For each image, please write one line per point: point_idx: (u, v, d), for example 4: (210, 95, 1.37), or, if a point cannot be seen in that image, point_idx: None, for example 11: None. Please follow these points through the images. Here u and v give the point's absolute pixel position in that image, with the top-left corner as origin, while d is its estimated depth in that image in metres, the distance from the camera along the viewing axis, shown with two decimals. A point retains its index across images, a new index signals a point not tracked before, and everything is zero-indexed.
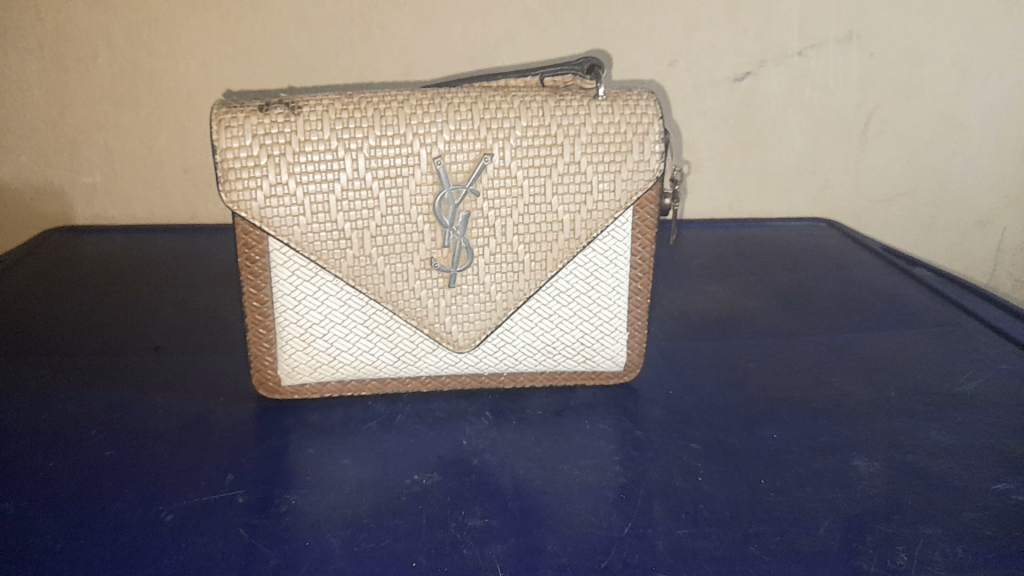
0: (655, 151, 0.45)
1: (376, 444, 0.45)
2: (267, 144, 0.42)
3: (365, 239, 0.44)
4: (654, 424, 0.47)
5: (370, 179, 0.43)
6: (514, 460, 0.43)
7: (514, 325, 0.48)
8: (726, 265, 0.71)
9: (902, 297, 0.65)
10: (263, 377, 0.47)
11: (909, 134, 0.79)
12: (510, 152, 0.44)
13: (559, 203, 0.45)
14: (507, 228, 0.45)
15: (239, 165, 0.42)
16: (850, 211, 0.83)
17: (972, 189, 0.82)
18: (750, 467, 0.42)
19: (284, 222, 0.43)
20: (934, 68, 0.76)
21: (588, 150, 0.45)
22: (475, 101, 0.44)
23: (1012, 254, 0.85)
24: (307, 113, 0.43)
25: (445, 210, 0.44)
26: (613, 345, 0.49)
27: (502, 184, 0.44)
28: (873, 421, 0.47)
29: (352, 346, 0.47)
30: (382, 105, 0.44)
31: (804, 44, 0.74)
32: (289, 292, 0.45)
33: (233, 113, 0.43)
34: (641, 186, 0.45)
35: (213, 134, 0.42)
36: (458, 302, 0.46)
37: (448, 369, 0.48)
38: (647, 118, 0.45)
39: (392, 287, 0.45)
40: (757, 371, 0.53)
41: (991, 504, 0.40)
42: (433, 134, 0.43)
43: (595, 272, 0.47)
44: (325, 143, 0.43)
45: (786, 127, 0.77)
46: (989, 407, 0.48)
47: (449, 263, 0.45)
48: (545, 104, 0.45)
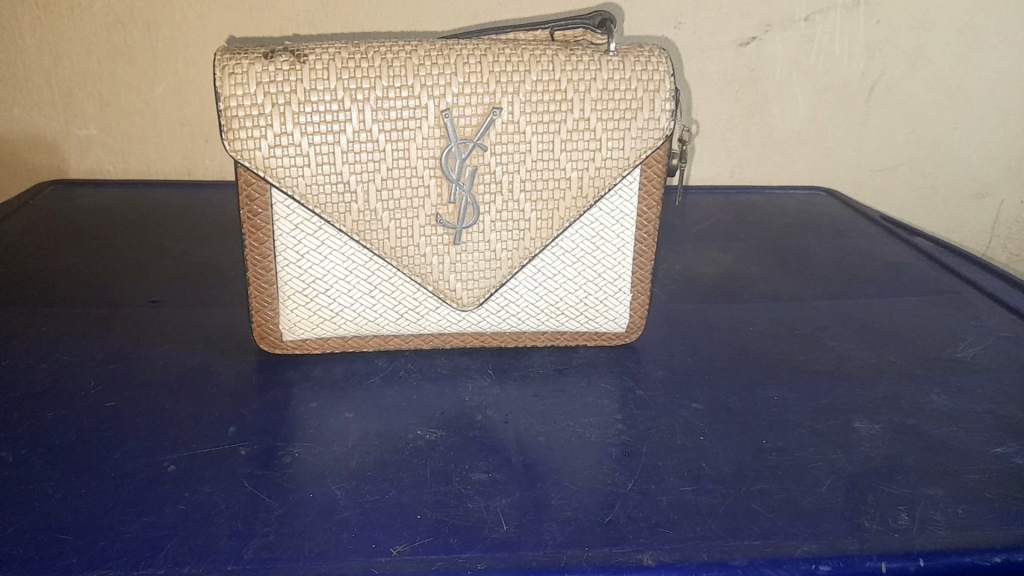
0: (666, 109, 0.44)
1: (378, 398, 0.44)
2: (272, 93, 0.42)
3: (370, 193, 0.44)
4: (655, 385, 0.47)
5: (377, 131, 0.43)
6: (516, 416, 0.43)
7: (518, 283, 0.47)
8: (728, 231, 0.71)
9: (903, 264, 0.65)
10: (264, 332, 0.47)
11: (913, 103, 0.78)
12: (519, 107, 0.43)
13: (568, 160, 0.45)
14: (514, 185, 0.45)
15: (243, 113, 0.41)
16: (851, 180, 0.83)
17: (974, 159, 0.82)
18: (753, 428, 0.43)
19: (288, 175, 0.42)
20: (940, 36, 0.75)
21: (597, 106, 0.44)
22: (485, 53, 0.44)
23: (1009, 225, 0.86)
24: (313, 61, 0.42)
25: (452, 164, 0.44)
26: (617, 306, 0.49)
27: (509, 140, 0.44)
28: (873, 383, 0.47)
29: (355, 304, 0.46)
30: (390, 55, 0.43)
31: (811, 9, 0.73)
32: (292, 247, 0.45)
33: (237, 60, 0.42)
34: (650, 144, 0.45)
35: (216, 81, 0.42)
36: (464, 260, 0.46)
37: (452, 327, 0.48)
38: (658, 75, 0.45)
39: (397, 243, 0.45)
40: (760, 334, 0.53)
41: (991, 465, 0.40)
42: (441, 87, 0.43)
43: (601, 232, 0.47)
44: (331, 93, 0.42)
45: (790, 94, 0.77)
46: (989, 373, 0.49)
47: (455, 219, 0.45)
48: (556, 58, 0.44)
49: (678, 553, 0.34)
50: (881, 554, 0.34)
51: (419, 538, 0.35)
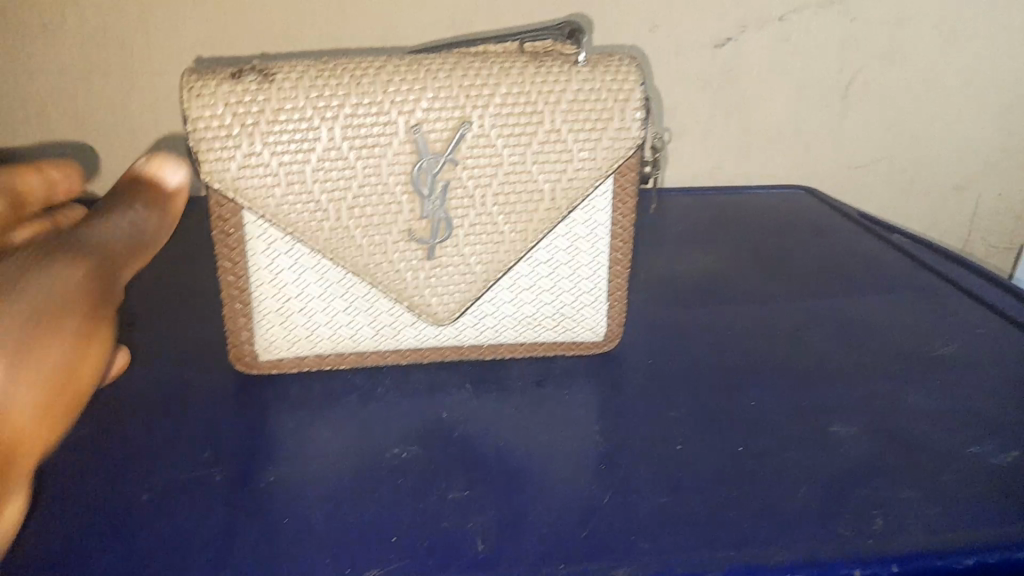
0: (637, 119, 0.44)
1: (356, 417, 0.44)
2: (239, 113, 0.41)
3: (342, 211, 0.43)
4: (633, 393, 0.47)
5: (347, 149, 0.42)
6: (494, 431, 0.43)
7: (494, 296, 0.48)
8: (708, 231, 0.71)
9: (880, 260, 0.65)
10: (240, 352, 0.47)
11: (891, 98, 0.79)
12: (490, 120, 0.43)
13: (540, 172, 0.45)
14: (487, 199, 0.45)
15: (211, 135, 0.41)
16: (831, 177, 0.83)
17: (951, 152, 0.82)
18: (731, 434, 0.43)
19: (258, 195, 0.42)
20: (914, 32, 0.75)
21: (568, 118, 0.44)
22: (454, 67, 0.43)
23: (988, 216, 0.86)
24: (281, 81, 0.42)
25: (423, 180, 0.43)
26: (594, 316, 0.49)
27: (481, 154, 0.44)
28: (852, 384, 0.47)
29: (330, 321, 0.46)
30: (359, 71, 0.43)
31: (785, 9, 0.73)
32: (266, 266, 0.45)
33: (203, 79, 0.42)
34: (622, 154, 0.45)
35: (183, 102, 0.41)
36: (438, 274, 0.46)
37: (429, 342, 0.48)
38: (629, 84, 0.44)
39: (370, 259, 0.45)
40: (738, 336, 0.53)
41: (968, 464, 0.40)
42: (410, 102, 0.42)
43: (575, 242, 0.47)
44: (298, 112, 0.42)
45: (767, 92, 0.77)
46: (965, 370, 0.49)
47: (428, 234, 0.45)
48: (525, 69, 0.44)
49: (654, 566, 0.34)
50: (856, 560, 0.34)
51: (395, 560, 0.34)
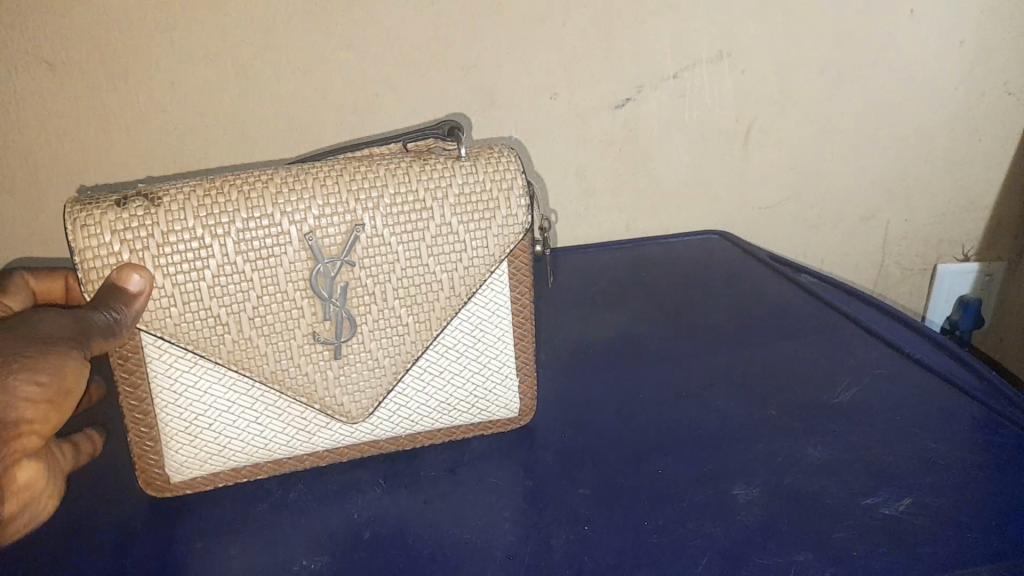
0: (522, 205, 0.47)
1: (266, 527, 0.44)
2: (128, 239, 0.42)
3: (243, 322, 0.44)
4: (544, 472, 0.48)
5: (241, 262, 0.43)
6: (404, 529, 0.43)
7: (406, 387, 0.48)
8: (623, 288, 0.73)
9: (787, 305, 0.68)
10: (150, 477, 0.46)
11: (789, 140, 0.81)
12: (382, 220, 0.44)
13: (436, 263, 0.46)
14: (387, 295, 0.46)
15: (101, 263, 0.41)
16: (742, 220, 0.85)
17: (854, 186, 0.85)
18: (635, 509, 0.43)
19: (157, 316, 0.43)
20: (805, 77, 0.77)
21: (457, 210, 0.46)
22: (340, 173, 0.45)
23: (898, 245, 0.89)
24: (168, 203, 0.43)
25: (321, 283, 0.44)
26: (507, 394, 0.50)
27: (376, 253, 0.45)
28: (755, 442, 0.49)
29: (242, 433, 0.46)
30: (246, 186, 0.44)
31: (679, 66, 0.74)
32: (168, 385, 0.44)
33: (88, 210, 0.42)
34: (513, 239, 0.47)
35: (69, 234, 0.42)
36: (346, 372, 0.46)
37: (345, 440, 0.48)
38: (511, 174, 0.47)
39: (276, 366, 0.45)
40: (647, 400, 0.54)
41: (861, 520, 0.42)
42: (301, 211, 0.43)
43: (480, 326, 0.48)
44: (189, 232, 0.42)
45: (671, 146, 0.78)
46: (863, 419, 0.51)
47: (333, 334, 0.45)
48: (409, 169, 0.45)
49: None
50: None
51: None
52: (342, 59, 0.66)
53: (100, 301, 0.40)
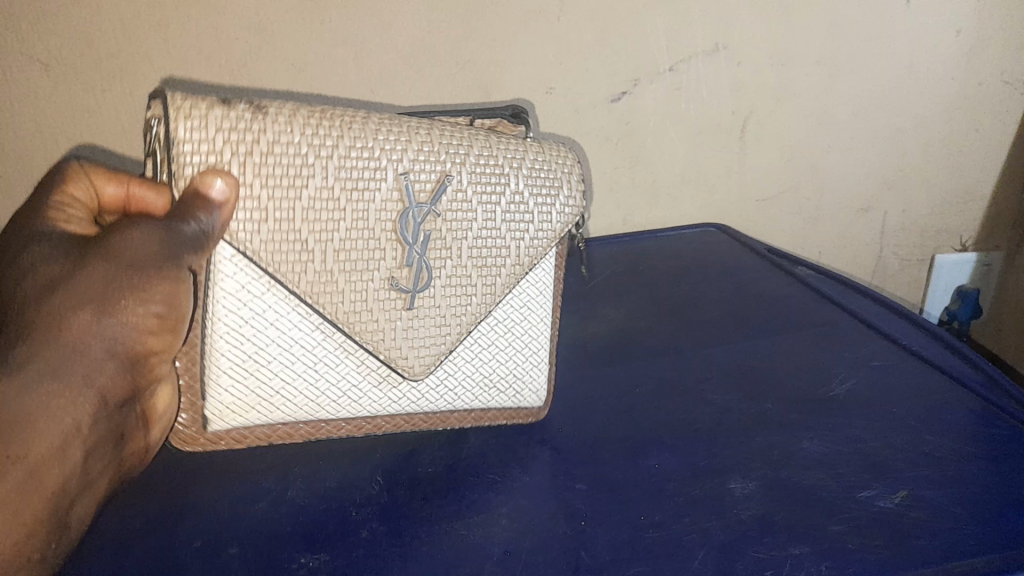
0: (580, 190, 0.51)
1: (268, 522, 0.44)
2: (231, 140, 0.41)
3: (328, 254, 0.44)
4: (542, 468, 0.48)
5: (338, 189, 0.44)
6: (402, 526, 0.43)
7: (458, 356, 0.50)
8: (621, 283, 0.73)
9: (785, 299, 0.68)
10: (186, 419, 0.45)
11: (786, 133, 0.81)
12: (466, 176, 0.47)
13: (506, 228, 0.49)
14: (461, 254, 0.48)
15: (194, 156, 0.40)
16: (740, 212, 0.85)
17: (851, 179, 0.85)
18: (632, 504, 0.44)
19: (248, 235, 0.42)
20: (801, 70, 0.77)
21: (528, 183, 0.49)
22: (430, 128, 0.47)
23: (896, 235, 0.89)
24: (275, 114, 0.43)
25: (409, 226, 0.46)
26: (536, 380, 0.53)
27: (457, 208, 0.47)
28: (752, 436, 0.49)
29: (297, 382, 0.46)
30: (349, 119, 0.45)
31: (674, 60, 0.74)
32: (234, 320, 0.44)
33: (192, 101, 0.41)
34: (570, 221, 0.51)
35: (168, 120, 0.40)
36: (416, 327, 0.48)
37: (388, 408, 0.49)
38: (570, 163, 0.52)
39: (351, 308, 0.45)
40: (644, 395, 0.54)
41: (857, 513, 0.42)
42: (399, 154, 0.45)
43: (528, 305, 0.52)
44: (293, 147, 0.42)
45: (667, 140, 0.78)
46: (860, 411, 0.51)
47: (410, 282, 0.47)
48: (488, 140, 0.49)
49: None
50: None
51: None
52: (337, 52, 0.65)
53: (183, 210, 0.39)
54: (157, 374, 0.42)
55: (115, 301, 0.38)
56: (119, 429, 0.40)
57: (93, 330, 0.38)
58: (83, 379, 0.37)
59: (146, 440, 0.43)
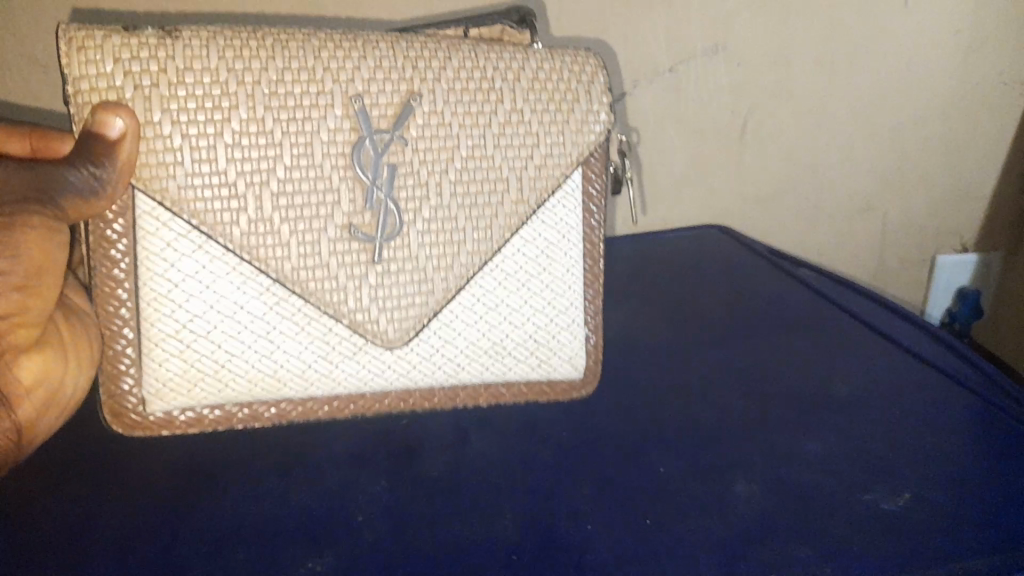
0: (603, 103, 0.52)
1: (272, 523, 0.44)
2: (135, 73, 0.43)
3: (266, 196, 0.45)
4: (544, 470, 0.48)
5: (274, 123, 0.45)
6: (404, 529, 0.43)
7: (455, 321, 0.51)
8: (622, 286, 0.73)
9: (787, 301, 0.68)
10: (120, 404, 0.47)
11: (786, 134, 0.80)
12: (440, 99, 0.48)
13: (505, 160, 0.50)
14: (441, 194, 0.49)
15: (98, 96, 0.42)
16: (741, 214, 0.85)
17: (852, 181, 0.85)
18: (634, 505, 0.44)
19: (191, 197, 0.44)
20: (800, 70, 0.77)
21: (527, 98, 0.50)
22: (390, 40, 0.48)
23: (897, 236, 0.89)
24: (187, 39, 0.44)
25: (367, 163, 0.47)
26: (570, 346, 0.54)
27: (431, 134, 0.48)
28: (754, 438, 0.49)
29: (249, 354, 0.48)
30: (286, 37, 0.46)
31: (673, 60, 0.74)
32: (173, 287, 0.46)
33: (87, 31, 0.43)
34: (591, 143, 0.51)
35: (63, 59, 0.42)
36: (387, 291, 0.48)
37: (376, 381, 0.51)
38: (590, 67, 0.52)
39: (299, 265, 0.47)
40: (646, 397, 0.54)
41: (859, 514, 0.42)
42: (348, 73, 0.46)
43: (546, 255, 0.52)
44: (210, 73, 0.44)
45: (667, 142, 0.78)
46: (862, 412, 0.51)
47: (373, 230, 0.47)
48: (475, 49, 0.50)
49: None
50: None
51: None
52: None
53: (84, 156, 0.41)
54: (11, 343, 0.39)
55: None
56: None
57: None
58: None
59: (14, 419, 0.40)
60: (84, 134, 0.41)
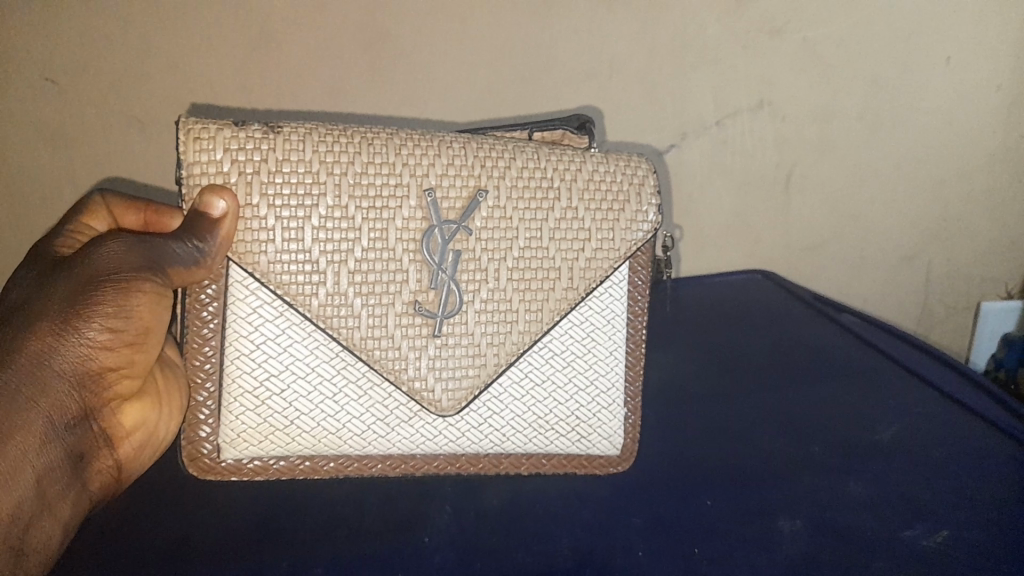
0: (652, 203, 0.55)
1: (351, 538, 0.47)
2: (239, 160, 0.47)
3: (341, 275, 0.49)
4: (599, 505, 0.51)
5: (353, 209, 0.49)
6: (470, 553, 0.46)
7: (504, 391, 0.53)
8: (669, 329, 0.76)
9: (830, 347, 0.71)
10: (196, 451, 0.50)
11: (830, 182, 0.83)
12: (504, 194, 0.52)
13: (558, 248, 0.53)
14: (500, 276, 0.52)
15: (205, 180, 0.47)
16: (786, 259, 0.88)
17: (894, 231, 0.87)
18: (685, 539, 0.47)
19: (277, 270, 0.48)
20: (843, 123, 0.80)
21: (583, 195, 0.53)
22: (467, 143, 0.52)
23: (940, 284, 0.91)
24: (287, 134, 0.48)
25: (435, 248, 0.50)
26: (609, 426, 0.55)
27: (493, 222, 0.52)
28: (798, 478, 0.52)
29: (314, 413, 0.50)
30: (372, 137, 0.50)
31: (721, 115, 0.78)
32: (249, 349, 0.49)
33: (203, 125, 0.47)
34: (637, 240, 0.54)
35: (181, 145, 0.47)
36: (444, 360, 0.51)
37: (426, 444, 0.52)
38: (642, 172, 0.55)
39: (367, 334, 0.50)
40: (693, 436, 0.57)
41: (900, 552, 0.44)
42: (424, 169, 0.50)
43: (593, 333, 0.55)
44: (305, 164, 0.48)
45: (712, 192, 0.82)
46: (903, 455, 0.53)
47: (435, 307, 0.51)
48: (539, 149, 0.54)
49: None
50: None
51: None
52: (404, 115, 0.71)
53: (188, 229, 0.45)
54: (119, 392, 0.45)
55: (81, 321, 0.41)
56: (79, 450, 0.43)
57: (48, 350, 0.41)
58: (37, 395, 0.40)
59: (116, 457, 0.46)
60: (188, 214, 0.46)
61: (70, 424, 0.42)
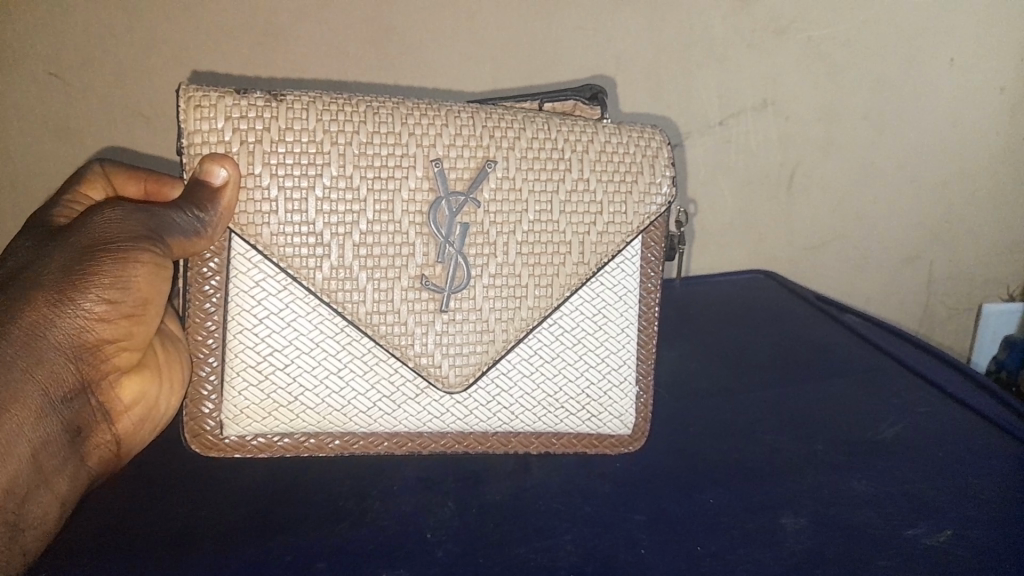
0: (665, 176, 0.54)
1: (353, 532, 0.47)
2: (240, 128, 0.47)
3: (347, 247, 0.49)
4: (602, 500, 0.51)
5: (358, 180, 0.49)
6: (474, 547, 0.46)
7: (512, 369, 0.54)
8: (673, 327, 0.76)
9: (833, 345, 0.71)
10: (199, 428, 0.50)
11: (833, 181, 0.83)
12: (512, 164, 0.52)
13: (568, 224, 0.53)
14: (509, 251, 0.52)
15: (207, 149, 0.47)
16: (789, 259, 0.88)
17: (897, 231, 0.87)
18: (689, 535, 0.47)
19: (282, 243, 0.48)
20: (847, 124, 0.80)
21: (595, 167, 0.53)
22: (475, 113, 0.52)
23: (943, 285, 0.91)
24: (290, 102, 0.48)
25: (442, 220, 0.50)
26: (620, 405, 0.56)
27: (499, 194, 0.52)
28: (801, 477, 0.51)
29: (320, 389, 0.51)
30: (378, 107, 0.50)
31: (724, 115, 0.78)
32: (252, 324, 0.49)
33: (204, 92, 0.47)
34: (650, 214, 0.54)
35: (181, 113, 0.47)
36: (450, 337, 0.51)
37: (433, 421, 0.53)
38: (655, 143, 0.55)
39: (372, 309, 0.50)
40: (696, 434, 0.57)
41: (904, 549, 0.44)
42: (431, 140, 0.50)
43: (603, 309, 0.55)
44: (309, 133, 0.48)
45: (715, 192, 0.82)
46: (906, 454, 0.53)
47: (442, 281, 0.51)
48: (549, 121, 0.54)
49: None
50: None
51: None
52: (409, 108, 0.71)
53: (188, 199, 0.45)
54: (118, 365, 0.44)
55: (76, 292, 0.40)
56: (76, 423, 0.41)
57: (43, 321, 0.39)
58: (33, 367, 0.39)
59: (114, 432, 0.45)
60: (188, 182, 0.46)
61: (67, 397, 0.40)
